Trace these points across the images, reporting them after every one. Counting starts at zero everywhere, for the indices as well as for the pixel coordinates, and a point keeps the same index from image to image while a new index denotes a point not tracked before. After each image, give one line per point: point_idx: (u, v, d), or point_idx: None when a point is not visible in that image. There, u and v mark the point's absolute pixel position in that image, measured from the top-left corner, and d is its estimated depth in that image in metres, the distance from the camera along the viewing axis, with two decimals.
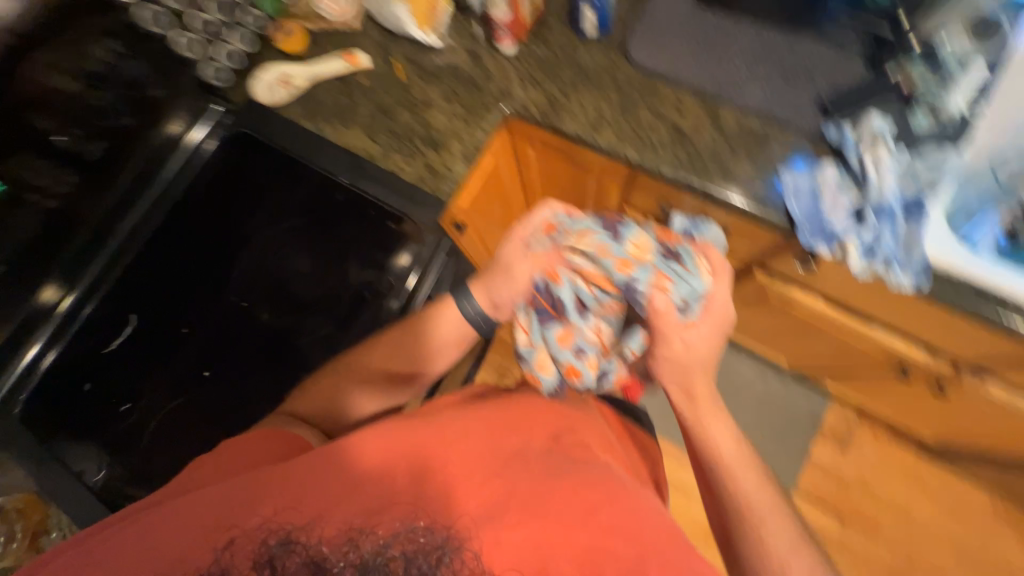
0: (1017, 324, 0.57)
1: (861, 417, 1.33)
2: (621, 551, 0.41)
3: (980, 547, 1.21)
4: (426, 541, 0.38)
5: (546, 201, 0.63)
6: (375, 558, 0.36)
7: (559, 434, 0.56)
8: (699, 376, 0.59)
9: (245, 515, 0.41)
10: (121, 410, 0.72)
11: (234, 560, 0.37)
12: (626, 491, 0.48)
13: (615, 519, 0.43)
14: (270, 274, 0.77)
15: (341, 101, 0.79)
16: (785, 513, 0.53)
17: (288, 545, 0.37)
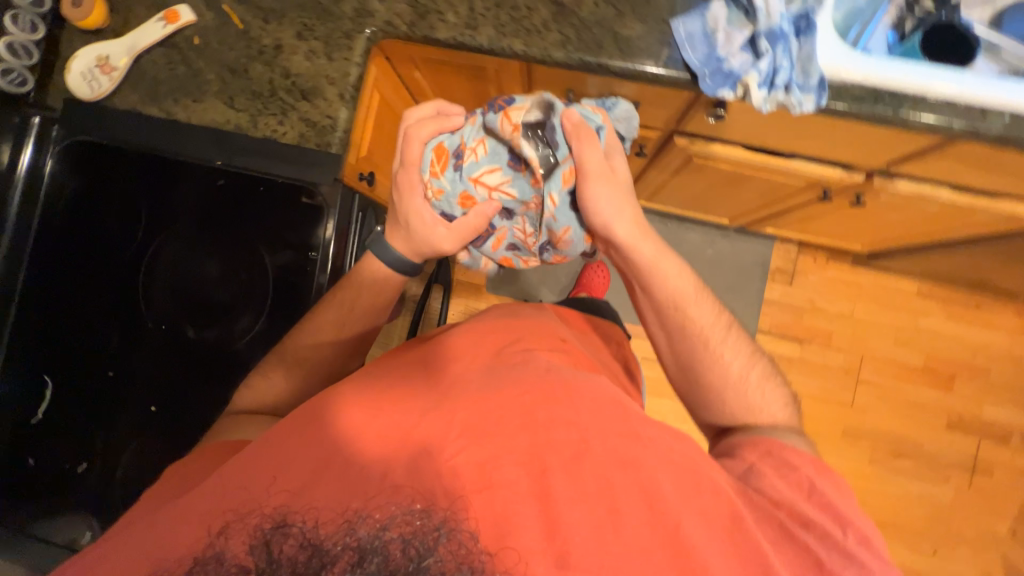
0: (911, 115, 0.59)
1: (802, 248, 1.43)
2: (564, 441, 0.44)
3: (914, 326, 1.39)
4: (425, 524, 0.35)
5: (409, 116, 0.58)
6: (371, 541, 0.32)
7: (494, 346, 0.56)
8: (629, 212, 0.57)
9: (240, 502, 0.40)
10: (80, 471, 0.70)
11: (229, 543, 0.35)
12: (565, 380, 0.50)
13: (553, 414, 0.46)
14: (181, 286, 0.72)
15: (179, 71, 0.67)
16: (732, 330, 0.61)
17: (281, 527, 0.34)
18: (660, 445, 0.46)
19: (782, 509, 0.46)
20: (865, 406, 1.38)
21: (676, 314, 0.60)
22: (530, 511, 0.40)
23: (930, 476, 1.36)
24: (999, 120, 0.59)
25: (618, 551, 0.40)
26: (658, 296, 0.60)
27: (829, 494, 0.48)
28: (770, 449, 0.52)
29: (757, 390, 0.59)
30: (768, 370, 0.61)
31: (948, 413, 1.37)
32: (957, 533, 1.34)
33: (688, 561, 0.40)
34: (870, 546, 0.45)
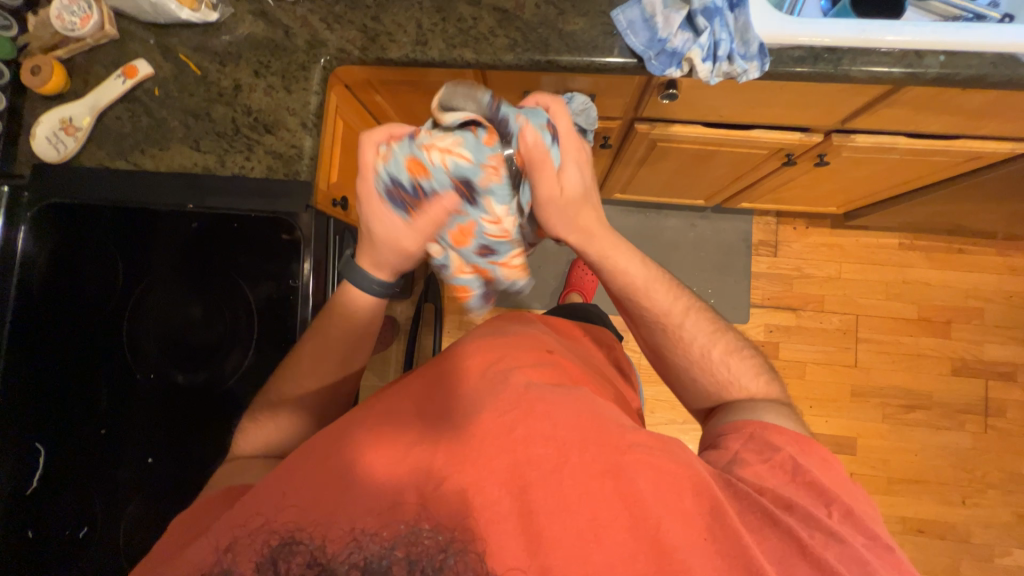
0: (850, 69, 0.62)
1: (780, 219, 1.45)
2: (544, 457, 0.45)
3: (902, 279, 1.41)
4: (428, 544, 0.41)
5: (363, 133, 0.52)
6: (379, 562, 0.40)
7: (472, 363, 0.55)
8: (587, 212, 0.57)
9: (246, 516, 0.42)
10: (81, 536, 0.69)
11: (238, 563, 0.40)
12: (545, 396, 0.49)
13: (533, 431, 0.46)
14: (167, 333, 0.72)
15: (143, 122, 0.68)
16: (696, 312, 0.63)
17: (290, 544, 0.41)
18: (641, 449, 0.46)
19: (766, 494, 0.47)
20: (869, 365, 1.39)
21: (637, 307, 0.62)
22: (510, 529, 0.42)
23: (945, 425, 1.35)
24: (935, 59, 0.61)
25: (598, 559, 0.41)
26: (618, 289, 0.62)
27: (814, 474, 0.48)
28: (753, 432, 0.53)
29: (724, 365, 0.61)
30: (733, 342, 0.62)
31: (950, 359, 1.38)
32: (982, 479, 1.33)
33: (667, 559, 0.41)
34: (852, 520, 0.45)
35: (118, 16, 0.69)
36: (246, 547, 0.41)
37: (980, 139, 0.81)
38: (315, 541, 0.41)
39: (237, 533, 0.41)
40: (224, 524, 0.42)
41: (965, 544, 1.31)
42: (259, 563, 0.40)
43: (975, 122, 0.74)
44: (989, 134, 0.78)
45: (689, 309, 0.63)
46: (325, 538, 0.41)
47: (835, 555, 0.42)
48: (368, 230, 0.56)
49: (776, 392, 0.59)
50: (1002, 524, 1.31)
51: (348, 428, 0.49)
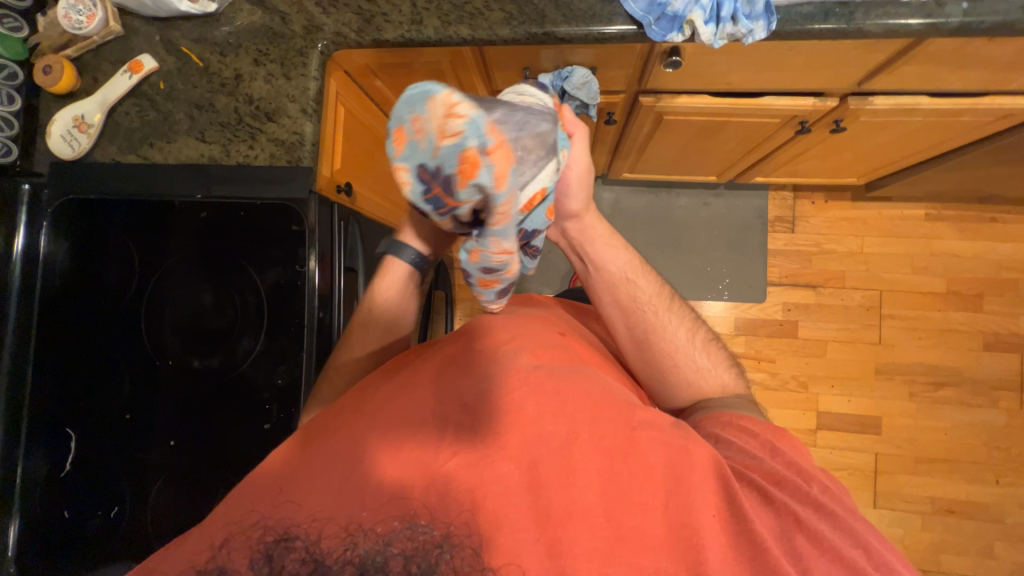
0: (863, 24, 0.58)
1: (797, 194, 1.40)
2: (552, 433, 0.44)
3: (929, 251, 1.35)
4: (426, 539, 0.39)
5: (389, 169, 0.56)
6: (375, 558, 0.37)
7: (483, 345, 0.55)
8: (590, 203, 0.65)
9: (243, 510, 0.42)
10: (113, 514, 0.72)
11: (232, 557, 0.39)
12: (555, 375, 0.49)
13: (542, 408, 0.46)
14: (181, 318, 0.74)
15: (150, 116, 0.70)
16: (677, 305, 0.67)
17: (286, 541, 0.39)
18: (652, 426, 0.46)
19: (755, 470, 0.46)
20: (894, 341, 1.34)
21: (629, 289, 0.66)
22: (521, 504, 0.41)
23: (977, 402, 1.30)
24: (956, 7, 0.57)
25: (607, 534, 0.41)
26: (610, 272, 0.66)
27: (791, 456, 0.48)
28: (730, 420, 0.53)
29: (704, 354, 0.64)
30: (708, 336, 0.66)
31: (982, 334, 1.32)
32: (1017, 457, 1.27)
33: (680, 534, 0.41)
34: (832, 495, 0.45)
35: (122, 12, 0.70)
36: (241, 543, 0.40)
37: (1010, 95, 0.76)
38: (310, 537, 0.39)
39: (232, 530, 0.41)
40: (222, 518, 0.42)
41: (999, 524, 1.26)
42: (255, 561, 0.38)
43: (1004, 75, 0.70)
44: (1020, 88, 0.73)
45: (673, 300, 0.67)
46: (320, 534, 0.39)
47: (825, 526, 0.42)
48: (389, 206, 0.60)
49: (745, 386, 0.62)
50: None
51: (354, 411, 0.50)
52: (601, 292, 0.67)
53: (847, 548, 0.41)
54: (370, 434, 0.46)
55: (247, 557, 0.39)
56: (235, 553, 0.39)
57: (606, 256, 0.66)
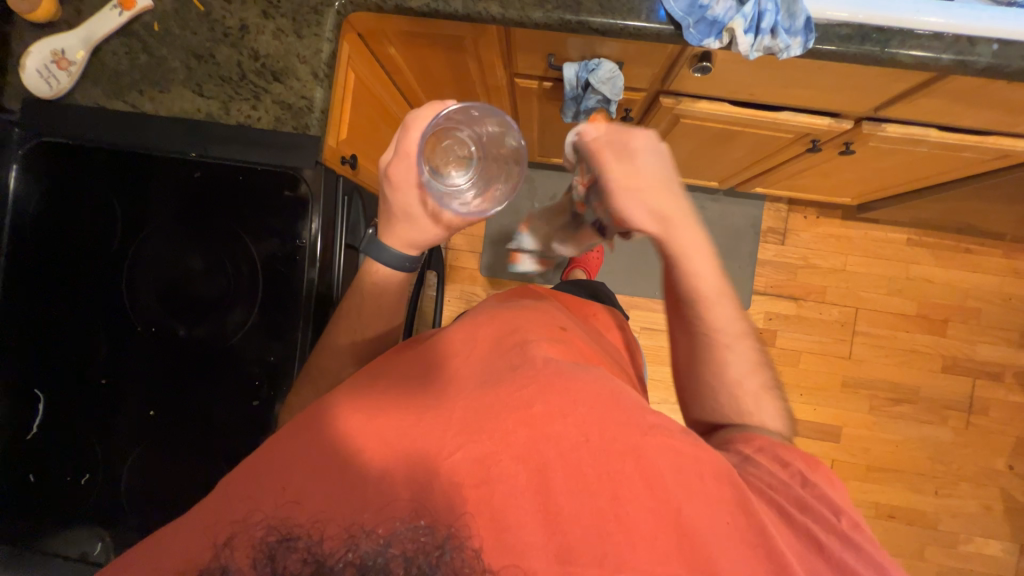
0: (898, 52, 0.58)
1: (792, 207, 1.43)
2: (562, 434, 0.44)
3: (906, 275, 1.41)
4: (428, 540, 0.38)
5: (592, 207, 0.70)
6: (375, 559, 0.35)
7: (493, 336, 0.54)
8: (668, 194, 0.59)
9: (242, 509, 0.40)
10: (84, 482, 0.69)
11: (233, 555, 0.37)
12: (565, 374, 0.48)
13: (552, 408, 0.45)
14: (166, 281, 0.68)
15: (142, 60, 0.64)
16: (749, 341, 0.60)
17: (287, 541, 0.37)
18: (662, 431, 0.45)
19: (782, 495, 0.47)
20: (862, 358, 1.41)
21: (697, 311, 0.60)
22: (527, 504, 0.41)
23: (928, 419, 1.39)
24: (987, 47, 0.58)
25: (618, 538, 0.41)
26: (681, 287, 0.60)
27: (822, 488, 0.48)
28: (763, 445, 0.53)
29: (756, 396, 0.58)
30: (771, 381, 0.59)
31: (942, 357, 1.40)
32: (958, 471, 1.38)
33: (692, 547, 0.41)
34: (860, 530, 0.45)
35: None
36: (244, 543, 0.38)
37: (1011, 138, 0.78)
38: (313, 537, 0.38)
39: (235, 529, 0.39)
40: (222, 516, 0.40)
41: (932, 530, 1.37)
42: (255, 559, 0.36)
43: (1013, 119, 0.72)
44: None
45: (744, 335, 0.60)
46: (323, 534, 0.38)
47: (851, 559, 0.42)
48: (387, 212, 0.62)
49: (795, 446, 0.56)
50: (971, 514, 1.37)
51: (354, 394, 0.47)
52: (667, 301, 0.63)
53: None
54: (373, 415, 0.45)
55: (248, 557, 0.37)
56: (238, 549, 0.37)
57: (684, 274, 0.59)
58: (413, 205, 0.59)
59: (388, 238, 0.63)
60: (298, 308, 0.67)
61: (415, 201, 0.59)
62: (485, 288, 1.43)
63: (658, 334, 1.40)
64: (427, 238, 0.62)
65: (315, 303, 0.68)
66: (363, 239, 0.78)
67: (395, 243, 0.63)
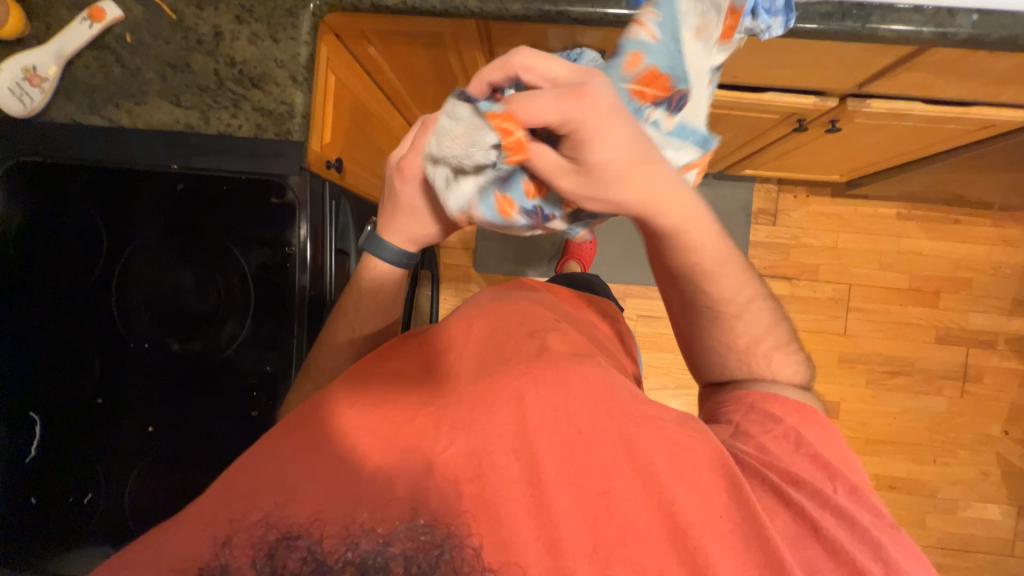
0: (878, 28, 0.58)
1: (781, 187, 1.43)
2: (552, 427, 0.44)
3: (896, 248, 1.42)
4: (428, 539, 0.39)
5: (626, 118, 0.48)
6: (376, 558, 0.38)
7: (484, 330, 0.54)
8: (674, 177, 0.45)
9: (241, 506, 0.39)
10: (87, 501, 0.68)
11: (235, 555, 0.37)
12: (556, 364, 0.47)
13: (543, 401, 0.45)
14: (156, 296, 0.67)
15: (116, 73, 0.63)
16: (755, 300, 0.59)
17: (287, 540, 0.38)
18: (656, 421, 0.46)
19: (775, 469, 0.47)
20: (857, 333, 1.42)
21: (697, 285, 0.57)
22: (520, 497, 0.41)
23: (924, 390, 1.41)
24: (967, 19, 0.57)
25: (607, 530, 0.41)
26: (680, 264, 0.55)
27: (812, 442, 0.50)
28: (754, 404, 0.54)
29: (766, 359, 0.57)
30: (784, 338, 0.59)
31: (936, 328, 1.41)
32: (954, 439, 1.40)
33: (681, 537, 0.42)
34: (856, 496, 0.47)
35: None
36: (244, 541, 0.38)
37: (995, 107, 0.79)
38: (313, 536, 0.38)
39: (236, 527, 0.38)
40: None
41: (931, 498, 1.40)
42: (256, 558, 0.37)
43: (994, 89, 0.72)
44: (1006, 100, 0.76)
45: (751, 299, 0.58)
46: (323, 533, 0.39)
47: (845, 535, 0.44)
48: (387, 209, 0.62)
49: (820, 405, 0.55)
50: (969, 480, 1.39)
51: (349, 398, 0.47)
52: (667, 279, 0.59)
53: (868, 562, 0.42)
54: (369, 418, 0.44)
55: (249, 556, 0.37)
56: (239, 547, 0.38)
57: (686, 253, 0.54)
58: (419, 201, 0.59)
59: (385, 232, 0.63)
60: (291, 313, 0.67)
61: (421, 197, 0.59)
62: (480, 284, 1.43)
63: (654, 320, 1.40)
64: (428, 234, 0.63)
65: (308, 309, 0.68)
66: (354, 245, 0.79)
67: (393, 238, 0.63)
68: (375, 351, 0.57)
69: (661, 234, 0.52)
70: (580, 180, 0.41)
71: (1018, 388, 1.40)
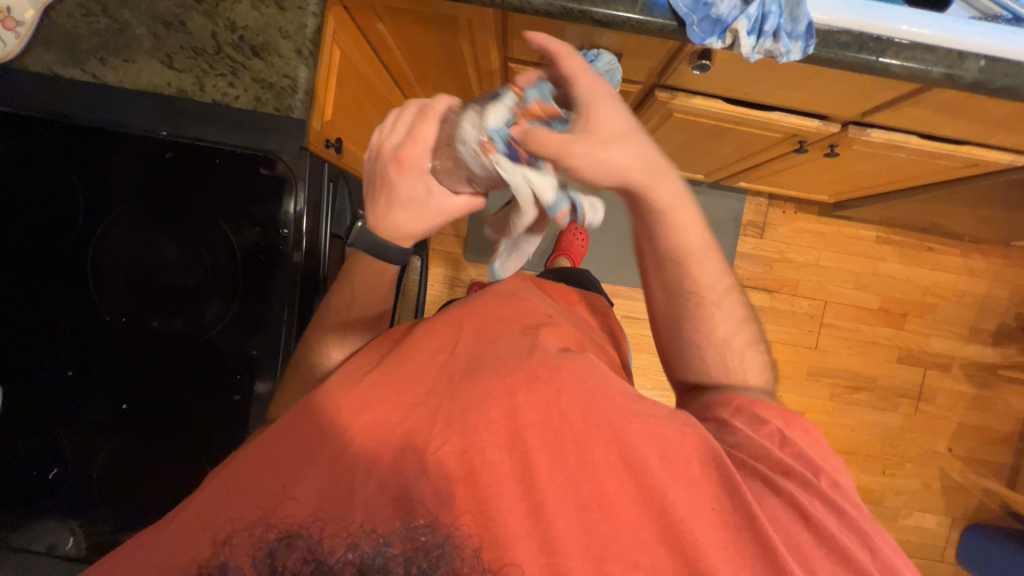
0: (891, 63, 0.59)
1: (772, 201, 1.47)
2: (546, 424, 0.42)
3: (872, 271, 1.48)
4: (429, 540, 0.34)
5: None
6: (375, 558, 0.31)
7: (486, 326, 0.53)
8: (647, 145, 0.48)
9: (247, 506, 0.38)
10: (53, 477, 0.66)
11: (233, 554, 0.34)
12: (552, 362, 0.46)
13: (537, 398, 0.44)
14: (135, 266, 0.64)
15: (102, 24, 0.58)
16: (733, 295, 0.59)
17: (286, 539, 0.33)
18: (646, 418, 0.45)
19: (763, 461, 0.47)
20: (828, 348, 1.48)
21: (682, 273, 0.56)
22: (511, 496, 0.40)
23: (882, 405, 1.49)
24: (975, 63, 0.59)
25: (604, 529, 0.40)
26: (666, 249, 0.55)
27: (801, 444, 0.49)
28: (740, 406, 0.53)
29: (746, 357, 0.58)
30: (755, 337, 0.59)
31: (899, 348, 1.49)
32: (903, 453, 1.49)
33: (672, 530, 0.40)
34: (841, 489, 0.46)
35: None
36: (244, 541, 0.35)
37: (984, 148, 0.82)
38: (313, 537, 0.34)
39: (239, 527, 0.37)
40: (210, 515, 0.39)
41: (877, 506, 1.49)
42: (254, 558, 0.32)
43: (990, 130, 0.74)
44: (997, 142, 0.79)
45: (728, 292, 0.59)
46: (323, 533, 0.34)
47: (832, 522, 0.43)
48: (375, 193, 0.51)
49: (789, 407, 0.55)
50: (911, 491, 1.49)
51: (342, 394, 0.46)
52: (651, 267, 0.58)
53: (855, 549, 0.42)
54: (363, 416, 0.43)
55: (248, 556, 0.33)
56: (238, 548, 0.34)
57: (667, 231, 0.53)
58: (418, 194, 0.50)
59: (376, 224, 0.54)
60: (287, 291, 0.66)
61: (421, 189, 0.49)
62: (469, 273, 1.42)
63: (638, 322, 1.43)
64: (424, 230, 0.54)
65: (301, 286, 0.67)
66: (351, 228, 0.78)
67: (385, 231, 0.54)
68: (372, 345, 0.56)
69: (646, 212, 0.52)
70: (586, 141, 0.44)
71: (965, 409, 1.50)
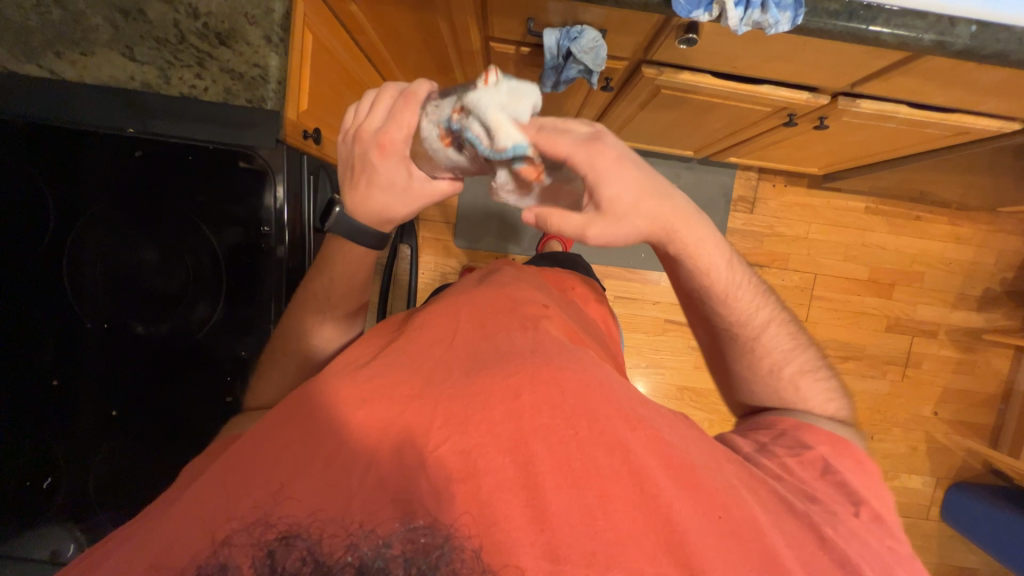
0: (882, 32, 0.57)
1: (761, 175, 1.46)
2: (548, 427, 0.41)
3: (861, 241, 1.49)
4: (428, 542, 0.35)
5: None
6: (375, 559, 0.33)
7: (477, 322, 0.52)
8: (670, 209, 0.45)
9: (235, 505, 0.37)
10: (48, 486, 0.65)
11: (235, 556, 0.34)
12: (546, 355, 0.46)
13: (539, 400, 0.42)
14: (112, 270, 0.62)
15: (56, 15, 0.57)
16: (779, 325, 0.61)
17: (287, 540, 0.35)
18: (650, 427, 0.44)
19: (797, 484, 0.49)
20: (818, 320, 1.50)
21: (717, 314, 0.59)
22: (516, 503, 0.38)
23: (870, 373, 1.52)
24: (966, 29, 0.57)
25: (609, 537, 0.38)
26: (698, 294, 0.57)
27: (842, 474, 0.51)
28: (786, 431, 0.56)
29: (797, 385, 0.60)
30: (809, 363, 0.61)
31: (887, 317, 1.51)
32: (891, 418, 1.54)
33: (678, 542, 0.39)
34: (879, 524, 0.48)
35: None
36: (243, 542, 0.35)
37: (973, 116, 0.81)
38: (313, 537, 0.35)
39: (236, 527, 0.36)
40: None
41: None
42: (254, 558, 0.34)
43: (979, 97, 0.73)
44: (985, 110, 0.78)
45: (770, 325, 0.60)
46: (323, 534, 0.35)
47: (866, 552, 0.44)
48: (356, 180, 0.48)
49: (847, 431, 0.57)
50: (898, 454, 1.54)
51: (335, 393, 0.45)
52: (691, 304, 0.61)
53: None
54: (355, 416, 0.42)
55: (248, 558, 0.34)
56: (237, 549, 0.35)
57: (698, 276, 0.54)
58: (401, 180, 0.48)
59: (360, 213, 0.51)
60: (275, 290, 0.65)
61: (404, 175, 0.47)
62: (460, 260, 1.40)
63: (631, 302, 1.43)
64: (406, 214, 0.52)
65: (287, 284, 0.66)
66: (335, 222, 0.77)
67: (369, 217, 0.52)
68: (362, 341, 0.55)
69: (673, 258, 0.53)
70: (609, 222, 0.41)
71: (950, 373, 1.54)
